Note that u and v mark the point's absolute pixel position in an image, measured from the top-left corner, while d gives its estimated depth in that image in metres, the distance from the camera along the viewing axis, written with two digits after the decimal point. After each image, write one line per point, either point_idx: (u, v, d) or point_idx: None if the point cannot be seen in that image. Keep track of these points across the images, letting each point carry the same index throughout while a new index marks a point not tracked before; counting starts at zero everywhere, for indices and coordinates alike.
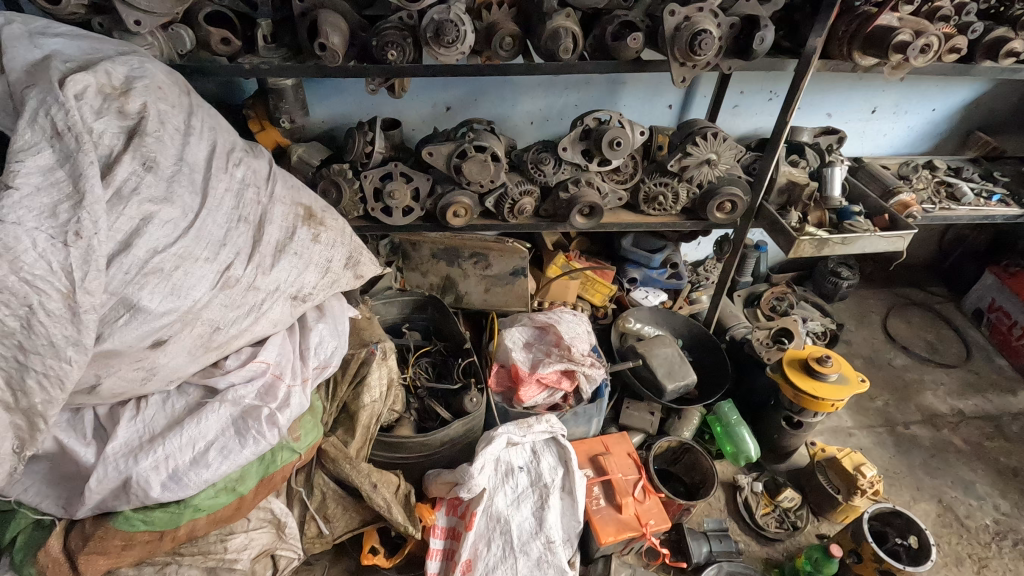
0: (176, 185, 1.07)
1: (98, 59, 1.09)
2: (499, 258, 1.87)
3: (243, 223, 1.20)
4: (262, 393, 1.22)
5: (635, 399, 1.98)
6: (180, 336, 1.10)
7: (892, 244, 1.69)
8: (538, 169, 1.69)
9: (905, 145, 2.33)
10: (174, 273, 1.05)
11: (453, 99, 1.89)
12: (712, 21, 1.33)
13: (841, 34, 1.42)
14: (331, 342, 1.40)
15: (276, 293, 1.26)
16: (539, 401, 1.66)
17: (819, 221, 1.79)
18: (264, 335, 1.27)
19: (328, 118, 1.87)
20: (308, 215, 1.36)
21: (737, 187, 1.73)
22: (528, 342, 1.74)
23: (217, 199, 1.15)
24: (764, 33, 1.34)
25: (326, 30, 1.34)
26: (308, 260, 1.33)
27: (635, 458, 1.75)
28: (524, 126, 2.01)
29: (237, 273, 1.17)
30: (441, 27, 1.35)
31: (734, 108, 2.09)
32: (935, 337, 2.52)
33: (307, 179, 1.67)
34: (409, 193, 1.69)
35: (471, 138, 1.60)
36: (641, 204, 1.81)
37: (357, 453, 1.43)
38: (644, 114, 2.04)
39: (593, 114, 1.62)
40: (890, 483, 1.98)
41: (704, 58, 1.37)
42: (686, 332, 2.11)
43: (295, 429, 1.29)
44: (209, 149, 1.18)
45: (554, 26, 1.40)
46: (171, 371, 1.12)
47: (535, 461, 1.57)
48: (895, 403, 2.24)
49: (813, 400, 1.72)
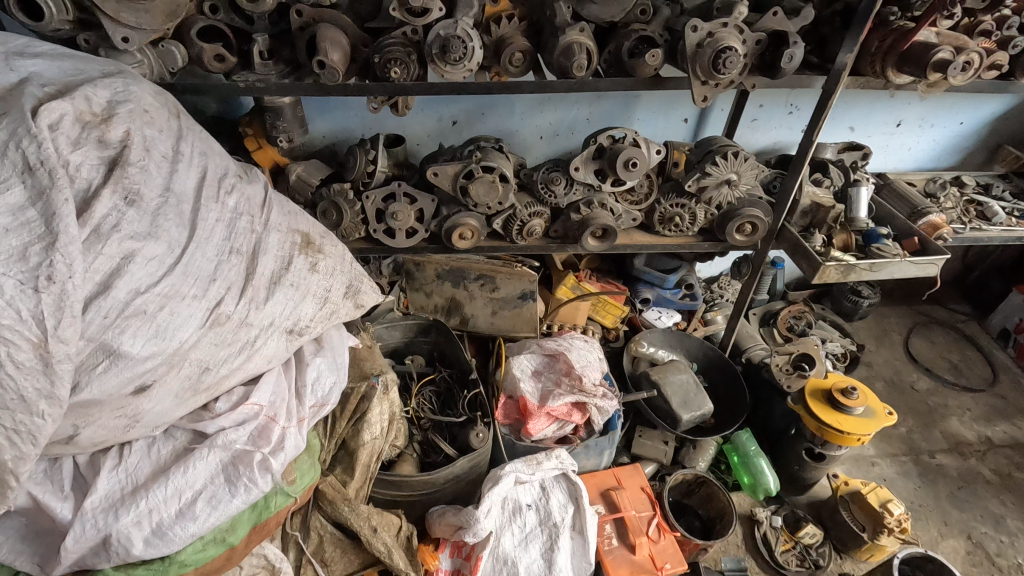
0: (161, 219, 1.00)
1: (81, 82, 1.02)
2: (507, 281, 1.79)
3: (235, 255, 1.12)
4: (254, 437, 1.14)
5: (648, 427, 1.90)
6: (166, 380, 1.03)
7: (923, 269, 1.59)
8: (549, 190, 1.60)
9: (931, 159, 2.23)
10: (159, 315, 0.97)
11: (460, 114, 1.80)
12: (737, 38, 1.25)
13: (874, 50, 1.33)
14: (330, 377, 1.32)
15: (270, 328, 1.19)
16: (548, 434, 1.58)
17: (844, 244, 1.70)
18: (257, 372, 1.19)
19: (329, 133, 1.78)
20: (306, 243, 1.28)
21: (758, 209, 1.64)
22: (536, 370, 1.66)
23: (207, 231, 1.07)
24: (793, 50, 1.25)
25: (325, 47, 1.26)
26: (306, 291, 1.25)
27: (649, 493, 1.67)
28: (533, 140, 1.92)
29: (228, 310, 1.10)
30: (448, 43, 1.27)
31: (753, 122, 2.00)
32: (959, 358, 2.42)
33: (306, 199, 1.60)
34: (413, 215, 1.61)
35: (478, 158, 1.52)
36: (656, 224, 1.72)
37: (357, 493, 1.35)
38: (659, 128, 1.95)
39: (607, 132, 1.53)
40: (916, 517, 1.89)
41: (728, 77, 1.29)
42: (700, 356, 2.02)
43: (290, 471, 1.22)
44: (199, 177, 1.11)
45: (567, 41, 1.31)
46: (156, 417, 1.05)
47: (543, 498, 1.50)
48: (919, 430, 2.15)
49: (838, 435, 1.64)
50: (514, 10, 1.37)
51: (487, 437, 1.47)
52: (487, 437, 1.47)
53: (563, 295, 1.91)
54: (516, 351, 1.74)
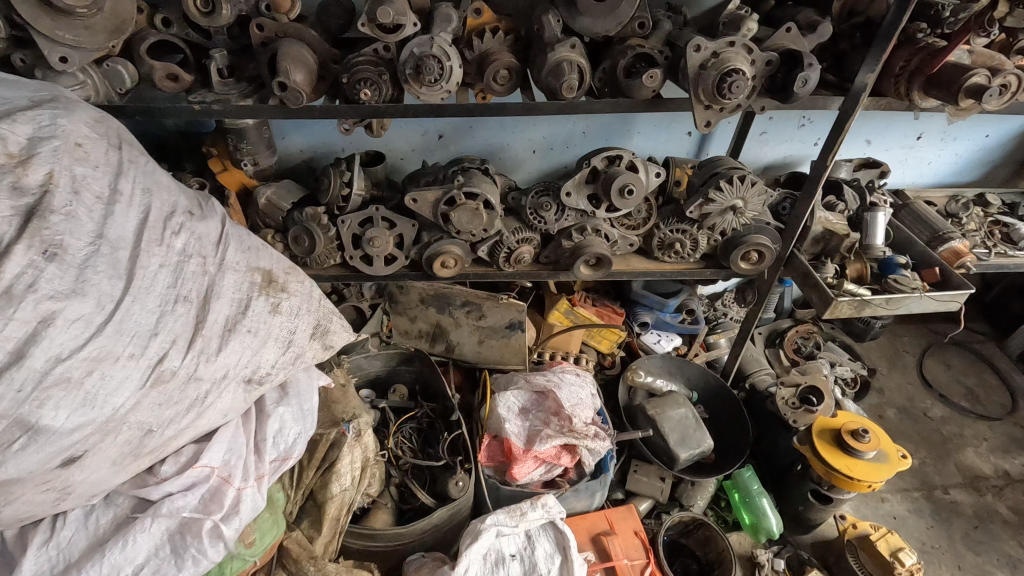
0: (90, 272, 0.89)
1: (1, 116, 0.91)
2: (495, 308, 1.67)
3: (182, 303, 1.02)
4: (204, 503, 1.04)
5: (644, 462, 1.79)
6: (100, 448, 0.93)
7: (944, 304, 1.46)
8: (538, 216, 1.49)
9: (952, 173, 2.08)
10: (86, 381, 0.87)
11: (446, 127, 1.67)
12: (745, 59, 1.12)
13: (898, 70, 1.20)
14: (294, 427, 1.21)
15: (224, 380, 1.08)
16: (534, 478, 1.48)
17: (858, 276, 1.57)
18: (211, 428, 1.09)
19: (306, 147, 1.64)
20: (267, 282, 1.17)
21: (766, 236, 1.52)
22: (524, 408, 1.56)
23: (148, 279, 0.97)
24: (808, 73, 1.11)
25: (286, 66, 1.14)
26: (266, 336, 1.14)
27: (643, 537, 1.57)
28: (525, 155, 1.79)
29: (173, 365, 0.99)
30: (422, 63, 1.14)
31: (761, 135, 1.86)
32: (975, 383, 2.30)
33: (277, 224, 1.49)
34: (392, 241, 1.50)
35: (460, 183, 1.40)
36: (656, 250, 1.60)
37: (324, 549, 1.26)
38: (661, 142, 1.82)
39: (601, 154, 1.40)
40: (928, 561, 1.78)
41: (734, 101, 1.16)
42: (701, 385, 1.90)
43: (248, 533, 1.12)
44: (140, 218, 1.00)
45: (556, 59, 1.18)
46: (92, 486, 0.95)
47: (528, 548, 1.39)
48: (932, 462, 2.03)
49: (848, 481, 1.52)
50: (499, 22, 1.24)
51: (467, 484, 1.37)
52: (467, 484, 1.37)
53: (555, 321, 1.80)
54: (503, 385, 1.63)
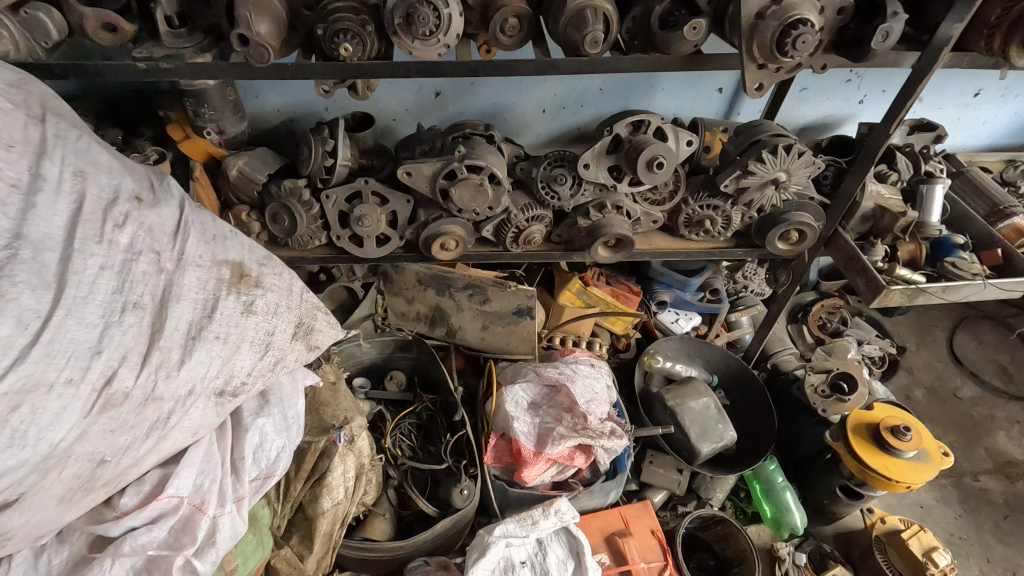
0: (6, 283, 0.72)
1: None
2: (501, 293, 1.50)
3: (133, 311, 0.85)
4: (175, 536, 0.91)
5: (660, 452, 1.67)
6: (40, 488, 0.78)
7: (1007, 292, 1.30)
8: (551, 190, 1.30)
9: (1007, 135, 1.87)
10: (11, 418, 0.72)
11: (444, 84, 1.45)
12: (813, 6, 0.91)
13: (992, 21, 0.99)
14: (277, 440, 1.07)
15: (190, 397, 0.93)
16: (545, 479, 1.36)
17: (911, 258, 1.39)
18: (178, 448, 0.95)
19: (284, 106, 1.42)
20: (237, 277, 1.01)
21: (809, 214, 1.34)
22: (533, 402, 1.42)
23: (84, 287, 0.79)
24: (890, 24, 0.90)
25: (247, 15, 0.93)
26: (239, 341, 0.98)
27: (660, 537, 1.47)
28: (534, 115, 1.58)
29: (124, 386, 0.83)
30: (413, 12, 0.93)
31: (802, 92, 1.64)
32: (1009, 361, 2.17)
33: (252, 199, 1.31)
34: (384, 218, 1.32)
35: (461, 154, 1.20)
36: (681, 228, 1.42)
37: (317, 566, 1.15)
38: (686, 101, 1.61)
39: (626, 119, 1.20)
40: (956, 553, 1.69)
41: (795, 59, 0.95)
42: (722, 369, 1.76)
43: (229, 559, 1.00)
44: (72, 209, 0.82)
45: (577, 6, 0.97)
46: (36, 528, 0.81)
47: (540, 557, 1.28)
48: (962, 448, 1.92)
49: (883, 481, 1.41)
50: None
51: (472, 490, 1.25)
52: (473, 491, 1.25)
53: (566, 301, 1.65)
54: (510, 377, 1.49)
